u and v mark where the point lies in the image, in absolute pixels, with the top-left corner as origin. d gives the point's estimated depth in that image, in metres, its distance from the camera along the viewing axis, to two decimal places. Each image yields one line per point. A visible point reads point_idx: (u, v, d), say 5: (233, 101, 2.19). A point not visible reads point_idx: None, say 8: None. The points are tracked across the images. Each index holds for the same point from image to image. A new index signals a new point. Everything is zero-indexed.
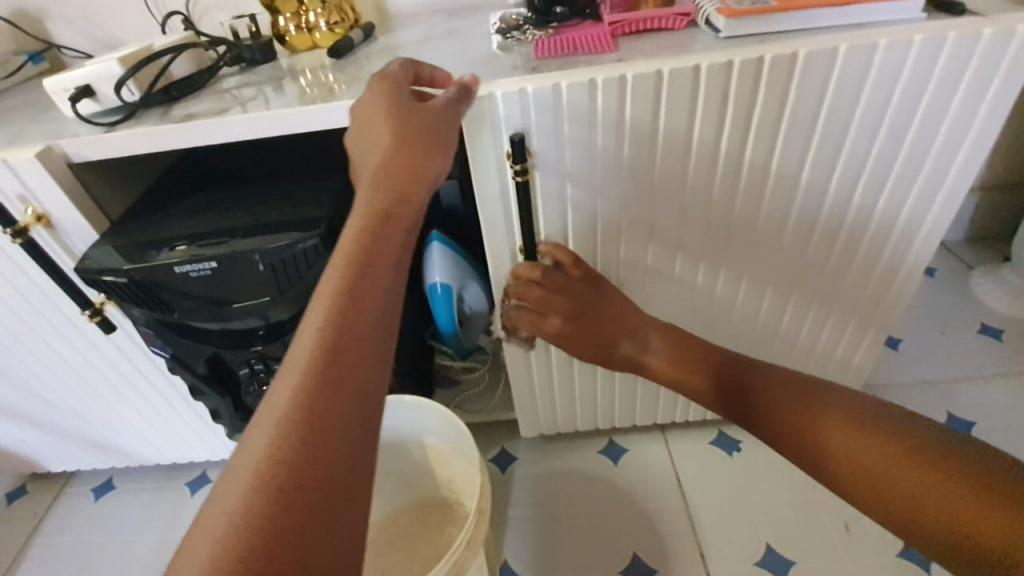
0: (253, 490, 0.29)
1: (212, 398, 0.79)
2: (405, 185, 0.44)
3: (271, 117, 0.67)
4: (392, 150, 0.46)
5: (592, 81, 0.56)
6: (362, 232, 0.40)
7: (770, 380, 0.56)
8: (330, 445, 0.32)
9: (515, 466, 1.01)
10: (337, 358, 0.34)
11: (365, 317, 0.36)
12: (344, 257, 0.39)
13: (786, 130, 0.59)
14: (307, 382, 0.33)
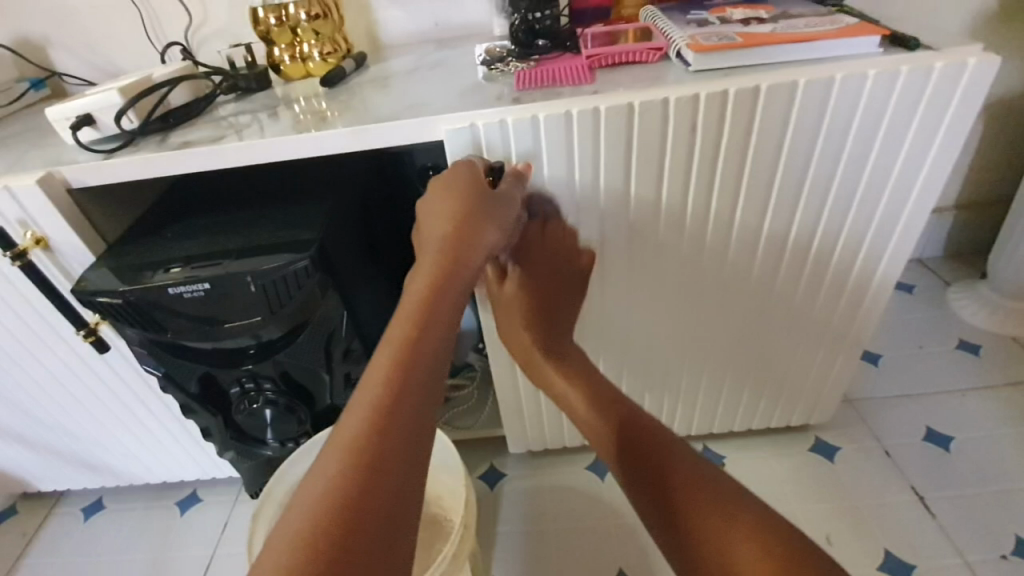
0: (317, 525, 0.33)
1: (204, 417, 0.80)
2: (460, 258, 0.51)
3: (264, 144, 0.70)
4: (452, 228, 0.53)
5: (567, 112, 0.59)
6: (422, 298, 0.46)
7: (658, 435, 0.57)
8: (389, 484, 0.36)
9: (503, 483, 1.02)
10: (399, 406, 0.39)
11: (422, 372, 0.41)
12: (405, 318, 0.44)
13: (753, 156, 0.62)
14: (369, 431, 0.37)
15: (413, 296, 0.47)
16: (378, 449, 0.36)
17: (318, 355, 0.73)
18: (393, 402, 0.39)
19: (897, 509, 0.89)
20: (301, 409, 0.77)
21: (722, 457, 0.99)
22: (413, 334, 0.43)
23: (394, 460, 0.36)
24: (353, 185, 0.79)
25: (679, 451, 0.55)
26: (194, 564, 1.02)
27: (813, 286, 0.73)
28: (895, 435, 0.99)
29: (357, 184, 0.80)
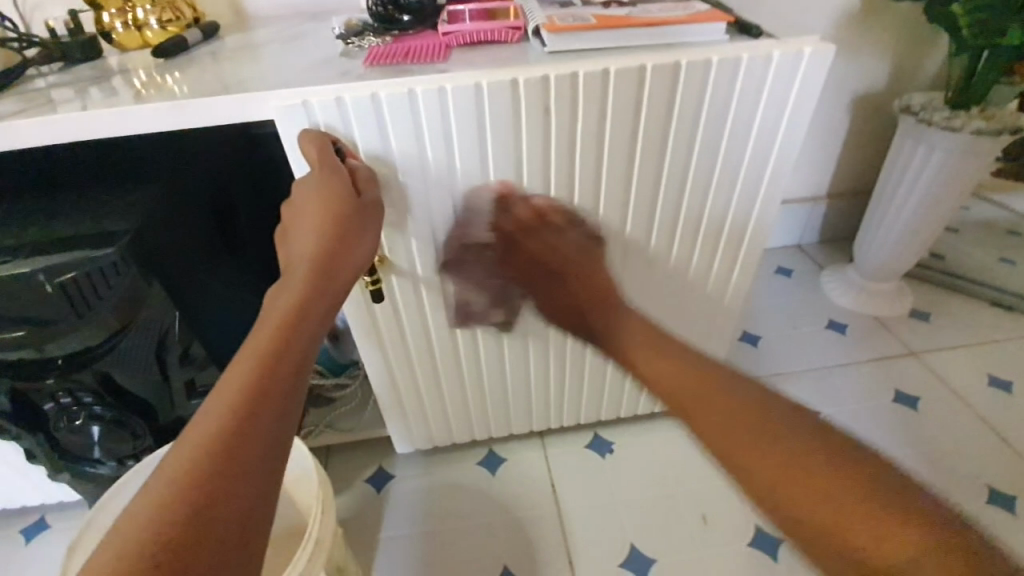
0: (147, 542, 0.31)
1: (24, 439, 0.70)
2: (337, 263, 0.50)
3: (57, 119, 0.59)
4: (329, 225, 0.51)
5: (409, 92, 0.55)
6: (294, 300, 0.45)
7: (733, 393, 0.50)
8: (241, 505, 0.34)
9: (392, 484, 0.98)
10: (257, 422, 0.37)
11: (286, 386, 0.40)
12: (273, 322, 0.43)
13: (609, 142, 0.61)
14: (216, 445, 0.35)
15: (280, 302, 0.45)
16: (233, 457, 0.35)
17: (150, 361, 0.65)
18: (252, 412, 0.37)
19: None
20: (137, 422, 0.70)
21: (610, 444, 1.00)
22: (271, 361, 0.40)
23: (251, 467, 0.35)
24: (201, 166, 0.70)
25: (746, 391, 0.50)
26: None
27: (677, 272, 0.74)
28: None
29: (207, 166, 0.71)
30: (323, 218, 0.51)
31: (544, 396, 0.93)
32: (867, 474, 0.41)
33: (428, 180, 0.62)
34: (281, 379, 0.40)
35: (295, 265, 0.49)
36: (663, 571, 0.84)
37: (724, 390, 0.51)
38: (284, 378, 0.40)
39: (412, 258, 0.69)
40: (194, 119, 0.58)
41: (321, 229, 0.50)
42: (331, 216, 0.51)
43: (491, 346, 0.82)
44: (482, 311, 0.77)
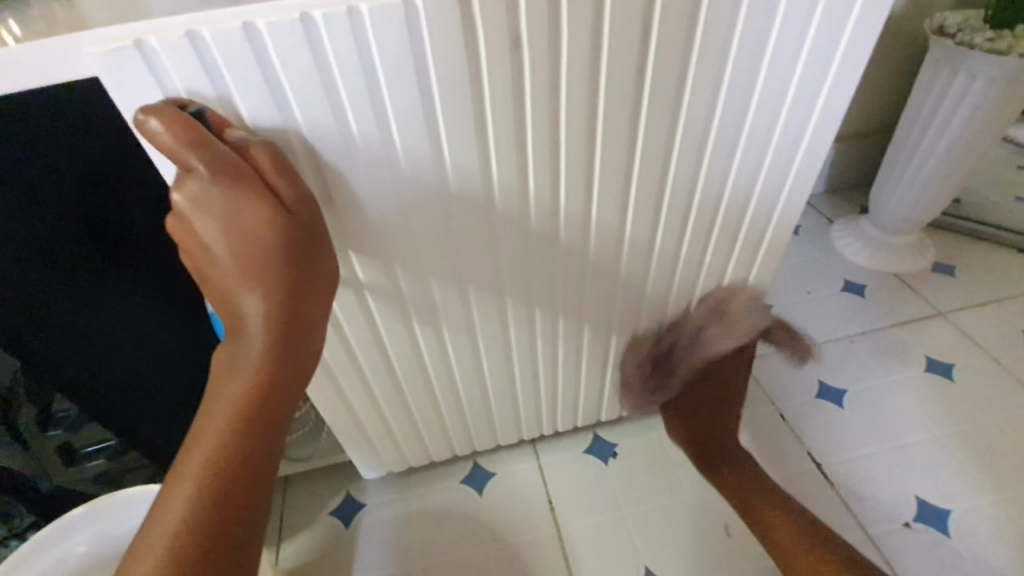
0: None
1: None
2: (299, 325, 0.41)
3: None
4: (271, 274, 0.39)
5: (303, 17, 0.36)
6: (252, 380, 0.40)
7: (774, 502, 0.72)
8: None
9: (362, 516, 0.83)
10: (222, 529, 0.37)
11: (252, 478, 0.39)
12: (228, 408, 0.39)
13: (608, 86, 0.45)
14: (181, 556, 0.35)
15: (234, 384, 0.40)
16: None
17: None
18: (217, 524, 0.37)
19: (798, 481, 0.81)
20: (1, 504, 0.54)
21: (613, 447, 0.86)
22: (232, 459, 0.38)
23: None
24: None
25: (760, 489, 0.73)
26: None
27: (694, 244, 0.62)
28: (790, 396, 0.92)
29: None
30: (259, 264, 0.39)
31: (534, 404, 0.77)
32: (830, 537, 0.68)
33: (355, 149, 0.44)
34: (242, 484, 0.38)
35: (240, 324, 0.40)
36: None
37: (731, 471, 0.76)
38: (239, 486, 0.38)
39: (345, 259, 0.51)
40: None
41: (261, 281, 0.39)
42: (255, 264, 0.39)
43: (464, 354, 0.66)
44: (449, 316, 0.60)
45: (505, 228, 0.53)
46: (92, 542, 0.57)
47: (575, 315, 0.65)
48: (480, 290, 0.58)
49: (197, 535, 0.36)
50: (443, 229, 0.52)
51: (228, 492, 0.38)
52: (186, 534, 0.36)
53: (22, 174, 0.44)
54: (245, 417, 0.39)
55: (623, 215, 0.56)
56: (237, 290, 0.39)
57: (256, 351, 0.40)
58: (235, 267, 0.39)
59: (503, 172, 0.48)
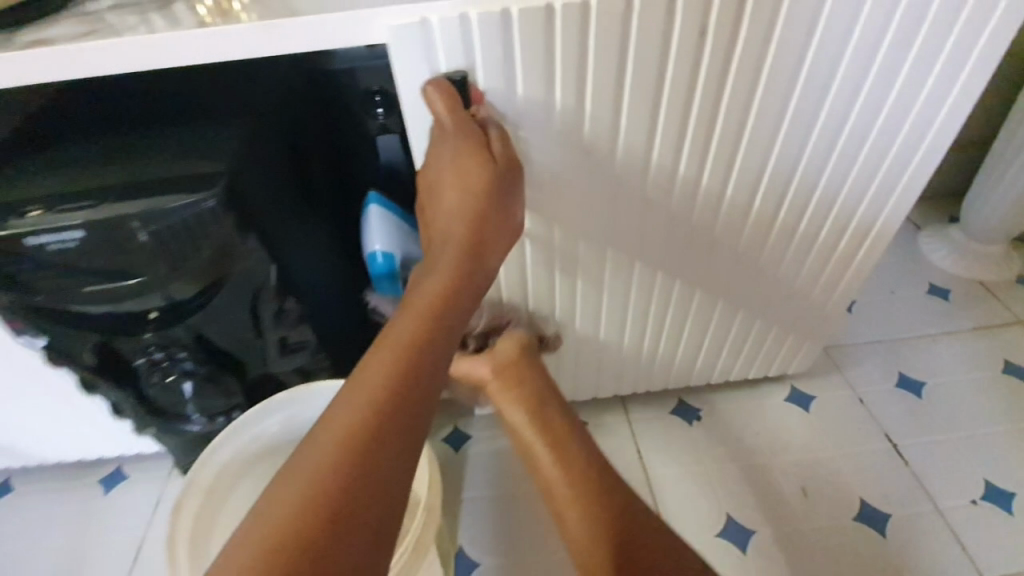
0: (320, 478, 0.34)
1: (110, 393, 0.68)
2: (486, 254, 0.50)
3: (147, 40, 0.49)
4: (478, 206, 0.49)
5: (548, 6, 0.46)
6: (449, 281, 0.46)
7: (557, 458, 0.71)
8: (398, 459, 0.36)
9: (469, 446, 0.94)
10: (412, 390, 0.39)
11: (438, 359, 0.42)
12: (427, 297, 0.45)
13: (770, 72, 0.54)
14: (380, 402, 0.37)
15: (434, 281, 0.46)
16: (389, 428, 0.37)
17: (244, 316, 0.62)
18: (411, 383, 0.39)
19: (873, 457, 0.88)
20: (228, 380, 0.66)
21: (697, 411, 0.95)
22: (424, 335, 0.42)
23: (380, 481, 0.35)
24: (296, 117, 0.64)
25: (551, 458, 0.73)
26: (117, 559, 0.90)
27: (810, 226, 0.69)
28: (870, 383, 0.97)
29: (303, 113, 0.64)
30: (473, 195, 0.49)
31: (635, 361, 0.86)
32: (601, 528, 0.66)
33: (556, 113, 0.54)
34: (430, 357, 0.41)
35: (445, 243, 0.49)
36: (762, 543, 0.80)
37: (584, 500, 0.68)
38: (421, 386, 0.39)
39: None
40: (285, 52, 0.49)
41: (470, 210, 0.49)
42: (467, 194, 0.49)
43: (589, 305, 0.75)
44: (587, 268, 0.70)
45: (654, 193, 0.62)
46: (287, 422, 0.70)
47: (692, 280, 0.74)
48: (618, 247, 0.68)
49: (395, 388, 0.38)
50: (602, 190, 0.61)
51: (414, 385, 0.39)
52: (386, 384, 0.38)
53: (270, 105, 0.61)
54: (440, 309, 0.44)
55: (754, 189, 0.64)
56: (452, 236, 0.49)
57: (454, 262, 0.48)
58: (457, 211, 0.49)
59: (666, 144, 0.58)
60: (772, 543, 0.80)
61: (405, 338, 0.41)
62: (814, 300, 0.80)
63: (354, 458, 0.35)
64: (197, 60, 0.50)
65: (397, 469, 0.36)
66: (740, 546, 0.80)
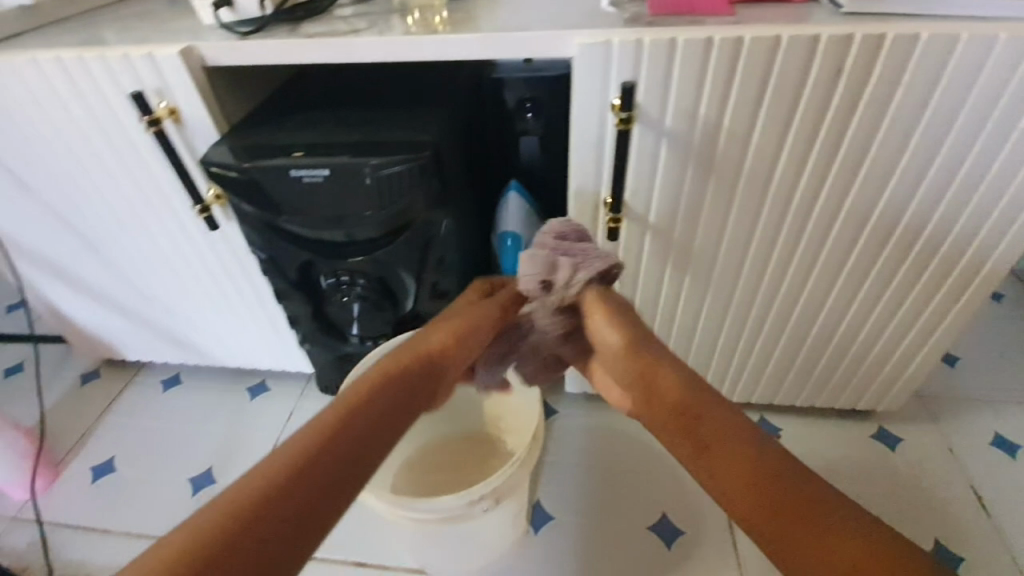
0: (206, 525, 0.40)
1: (296, 305, 0.87)
2: (445, 356, 0.57)
3: (393, 42, 0.68)
4: (456, 318, 0.59)
5: (709, 39, 0.58)
6: (390, 379, 0.53)
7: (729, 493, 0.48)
8: (273, 528, 0.42)
9: (556, 417, 1.04)
10: (312, 469, 0.45)
11: (346, 453, 0.47)
12: (358, 388, 0.52)
13: (893, 110, 0.62)
14: (281, 471, 0.44)
15: (374, 373, 0.53)
16: (272, 501, 0.42)
17: (413, 258, 0.77)
18: (311, 464, 0.45)
19: (954, 504, 0.88)
20: (387, 308, 0.83)
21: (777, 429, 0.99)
22: (342, 421, 0.49)
23: (249, 546, 0.40)
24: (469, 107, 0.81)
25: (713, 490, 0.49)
26: (257, 451, 1.08)
27: (915, 259, 0.74)
28: (961, 435, 0.97)
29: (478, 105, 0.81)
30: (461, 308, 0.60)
31: (722, 367, 0.93)
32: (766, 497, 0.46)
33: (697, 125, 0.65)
34: (339, 443, 0.47)
35: (407, 343, 0.57)
36: None
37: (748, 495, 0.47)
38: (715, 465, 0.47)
39: (651, 201, 0.73)
40: (499, 55, 0.66)
41: (445, 322, 0.59)
42: (443, 321, 0.59)
43: (690, 302, 0.84)
44: (696, 267, 0.79)
45: (770, 207, 0.71)
46: None
47: (791, 294, 0.81)
48: (729, 252, 0.77)
49: (297, 462, 0.45)
50: (724, 198, 0.71)
51: (744, 444, 0.47)
52: (293, 457, 0.45)
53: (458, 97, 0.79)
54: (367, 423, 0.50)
55: (865, 216, 0.71)
56: (413, 340, 0.57)
57: (401, 357, 0.55)
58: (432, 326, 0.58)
59: (788, 163, 0.67)
60: None
61: (323, 422, 0.48)
62: (912, 335, 0.83)
63: (236, 516, 0.41)
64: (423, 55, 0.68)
65: (274, 522, 0.42)
66: None
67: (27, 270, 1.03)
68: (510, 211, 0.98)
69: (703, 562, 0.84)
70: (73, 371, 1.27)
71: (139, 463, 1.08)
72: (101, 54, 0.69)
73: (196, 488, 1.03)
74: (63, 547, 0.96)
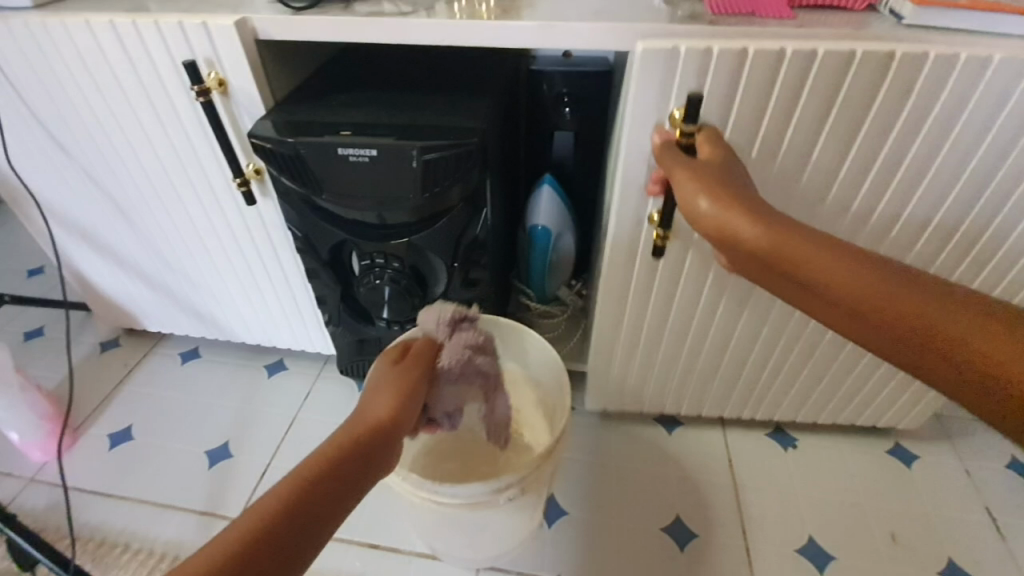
0: None
1: (325, 284, 0.87)
2: (399, 425, 0.59)
3: (449, 26, 0.68)
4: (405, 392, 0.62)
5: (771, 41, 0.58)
6: (348, 444, 0.54)
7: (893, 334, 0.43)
8: None
9: (573, 415, 1.04)
10: (267, 545, 0.45)
11: (304, 522, 0.48)
12: (314, 457, 0.52)
13: (951, 124, 0.60)
14: (233, 549, 0.44)
15: (333, 442, 0.54)
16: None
17: (449, 244, 0.77)
18: (265, 540, 0.45)
19: (972, 526, 0.87)
20: (417, 294, 0.83)
21: (794, 439, 0.99)
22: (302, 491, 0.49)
23: None
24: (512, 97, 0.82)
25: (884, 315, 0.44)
26: (274, 428, 1.08)
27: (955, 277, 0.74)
28: (981, 458, 0.96)
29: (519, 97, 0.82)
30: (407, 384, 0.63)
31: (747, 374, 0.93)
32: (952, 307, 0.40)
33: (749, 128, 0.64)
34: (297, 512, 0.48)
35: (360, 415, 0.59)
36: (842, 570, 0.83)
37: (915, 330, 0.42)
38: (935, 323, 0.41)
39: None
40: (552, 45, 0.66)
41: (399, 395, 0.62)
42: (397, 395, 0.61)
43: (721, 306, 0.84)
44: None
45: (813, 215, 0.70)
46: None
47: None
48: None
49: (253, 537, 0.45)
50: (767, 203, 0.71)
51: (876, 269, 0.44)
52: (249, 532, 0.45)
53: (504, 87, 0.80)
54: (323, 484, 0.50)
55: (909, 230, 0.70)
56: (369, 411, 0.59)
57: (351, 430, 0.56)
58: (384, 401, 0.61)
59: (836, 172, 0.66)
60: (851, 572, 0.82)
61: (281, 494, 0.48)
62: None
63: None
64: (480, 43, 0.68)
65: None
66: (819, 566, 0.83)
67: (58, 234, 1.04)
68: (542, 204, 0.98)
69: (718, 566, 0.83)
70: (94, 338, 1.28)
71: (157, 432, 1.08)
72: (155, 20, 0.70)
73: (213, 461, 1.03)
74: (78, 509, 0.96)
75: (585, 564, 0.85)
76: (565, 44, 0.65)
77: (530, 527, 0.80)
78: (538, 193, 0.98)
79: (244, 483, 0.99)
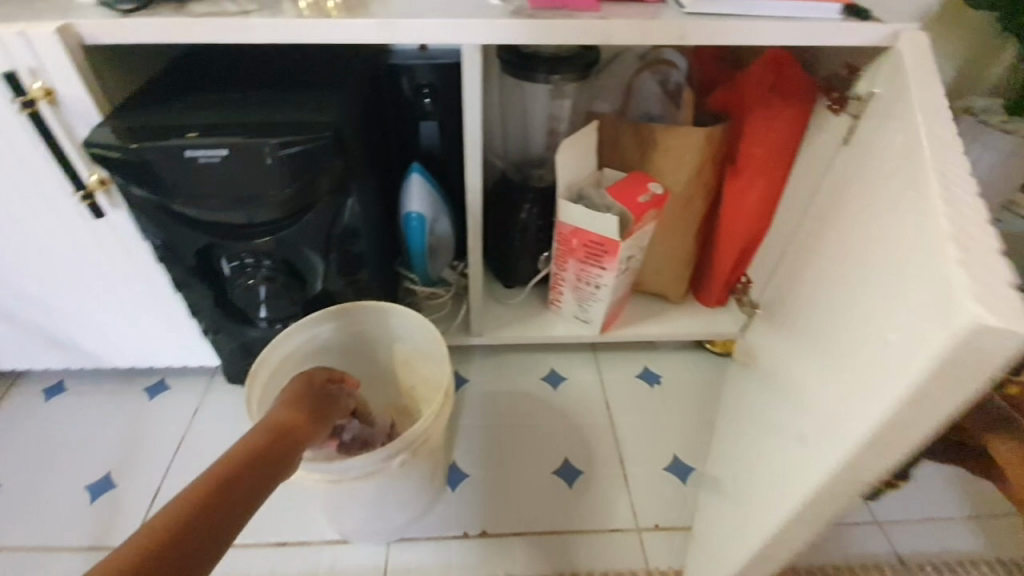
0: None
1: (196, 291, 0.85)
2: (302, 421, 0.66)
3: (289, 23, 0.70)
4: (303, 399, 0.69)
5: None
6: (259, 439, 0.59)
7: None
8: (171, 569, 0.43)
9: (468, 387, 1.11)
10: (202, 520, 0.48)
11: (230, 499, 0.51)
12: (230, 453, 0.56)
13: (905, 175, 0.57)
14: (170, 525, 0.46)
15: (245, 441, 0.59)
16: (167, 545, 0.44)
17: (319, 236, 0.80)
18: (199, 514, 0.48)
19: None
20: (295, 290, 0.84)
21: (659, 376, 1.14)
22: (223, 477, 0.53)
23: None
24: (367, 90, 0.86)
25: None
26: (162, 450, 1.04)
27: None
28: None
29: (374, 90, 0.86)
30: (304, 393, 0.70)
31: None
32: None
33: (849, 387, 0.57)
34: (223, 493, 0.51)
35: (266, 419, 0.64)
36: (700, 477, 0.98)
37: None
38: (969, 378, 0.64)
39: None
40: (390, 40, 0.71)
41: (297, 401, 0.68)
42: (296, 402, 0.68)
43: None
44: None
45: None
46: (332, 332, 0.87)
47: None
48: None
49: (186, 515, 0.47)
50: None
51: None
52: (181, 510, 0.48)
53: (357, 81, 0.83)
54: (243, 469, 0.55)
55: None
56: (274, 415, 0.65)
57: (259, 429, 0.61)
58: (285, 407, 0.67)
59: None
60: (707, 477, 0.98)
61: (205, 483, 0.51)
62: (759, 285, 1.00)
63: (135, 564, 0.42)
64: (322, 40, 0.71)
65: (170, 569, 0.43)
66: (681, 477, 0.98)
67: None
68: (413, 191, 1.02)
69: (603, 496, 0.95)
70: None
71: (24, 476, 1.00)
72: None
73: (95, 495, 0.97)
74: None
75: (488, 517, 0.93)
76: (402, 37, 0.70)
77: (431, 491, 0.86)
78: (408, 181, 1.02)
79: (134, 511, 0.95)
